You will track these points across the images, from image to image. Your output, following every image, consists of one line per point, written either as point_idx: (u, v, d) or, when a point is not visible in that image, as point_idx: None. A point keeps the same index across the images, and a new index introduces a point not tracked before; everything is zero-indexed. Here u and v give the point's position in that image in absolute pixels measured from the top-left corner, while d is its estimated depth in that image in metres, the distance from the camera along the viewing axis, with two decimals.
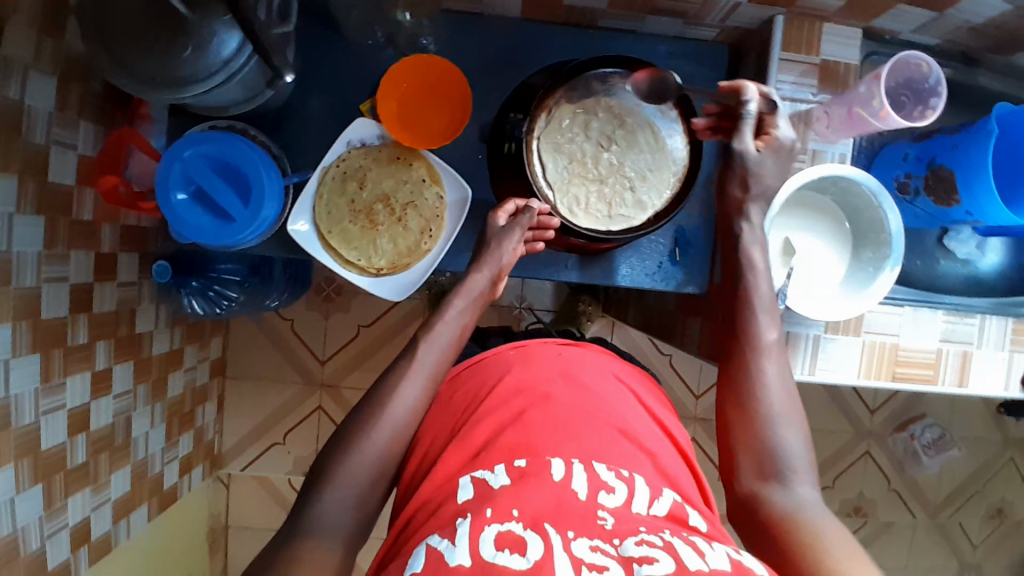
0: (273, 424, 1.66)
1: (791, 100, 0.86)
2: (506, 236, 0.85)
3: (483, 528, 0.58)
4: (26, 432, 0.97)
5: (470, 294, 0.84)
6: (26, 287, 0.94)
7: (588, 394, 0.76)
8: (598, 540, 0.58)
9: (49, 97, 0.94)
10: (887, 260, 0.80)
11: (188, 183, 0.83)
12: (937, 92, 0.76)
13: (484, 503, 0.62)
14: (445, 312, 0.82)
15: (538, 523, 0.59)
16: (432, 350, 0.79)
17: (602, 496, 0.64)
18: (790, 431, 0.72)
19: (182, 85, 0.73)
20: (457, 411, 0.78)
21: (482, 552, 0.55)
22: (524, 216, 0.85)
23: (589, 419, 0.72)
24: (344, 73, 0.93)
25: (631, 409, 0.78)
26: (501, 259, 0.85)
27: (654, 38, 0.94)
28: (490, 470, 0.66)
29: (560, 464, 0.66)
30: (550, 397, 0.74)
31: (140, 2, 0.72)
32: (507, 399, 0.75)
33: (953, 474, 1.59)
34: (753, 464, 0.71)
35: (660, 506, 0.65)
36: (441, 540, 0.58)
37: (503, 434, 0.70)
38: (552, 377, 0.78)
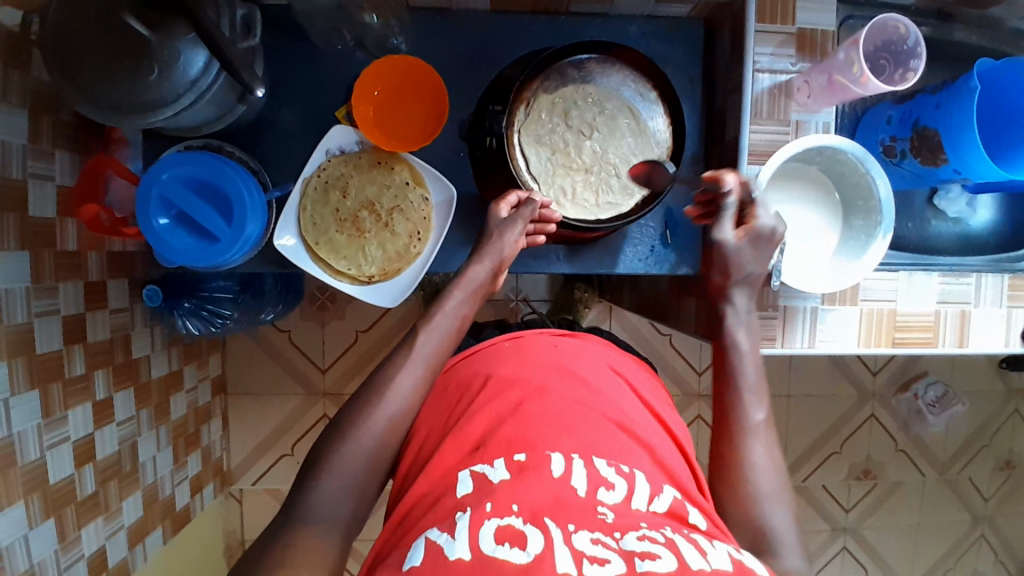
0: (280, 437, 1.66)
1: (770, 72, 0.84)
2: (508, 228, 0.84)
3: (484, 522, 0.58)
4: (34, 468, 0.97)
5: (470, 285, 0.82)
6: (18, 323, 0.94)
7: (585, 387, 0.76)
8: (598, 533, 0.58)
9: (20, 130, 0.93)
10: (879, 227, 0.79)
11: (169, 206, 0.82)
12: (916, 53, 0.75)
13: (483, 497, 0.62)
14: (445, 303, 0.81)
15: (538, 517, 0.59)
16: (431, 340, 0.78)
17: (602, 492, 0.63)
18: (779, 503, 0.69)
19: (150, 111, 0.73)
20: (453, 404, 0.77)
21: (481, 546, 0.55)
22: (527, 208, 0.84)
23: (586, 412, 0.72)
24: (316, 81, 0.92)
25: (629, 401, 0.78)
26: (502, 251, 0.84)
27: (626, 20, 0.93)
28: (490, 464, 0.66)
29: (559, 458, 0.66)
30: (547, 390, 0.74)
31: (98, 30, 0.70)
32: (504, 393, 0.74)
33: (960, 430, 1.60)
34: (744, 538, 0.68)
35: (661, 503, 0.65)
36: (440, 534, 0.59)
37: (501, 427, 0.70)
38: (548, 371, 0.77)
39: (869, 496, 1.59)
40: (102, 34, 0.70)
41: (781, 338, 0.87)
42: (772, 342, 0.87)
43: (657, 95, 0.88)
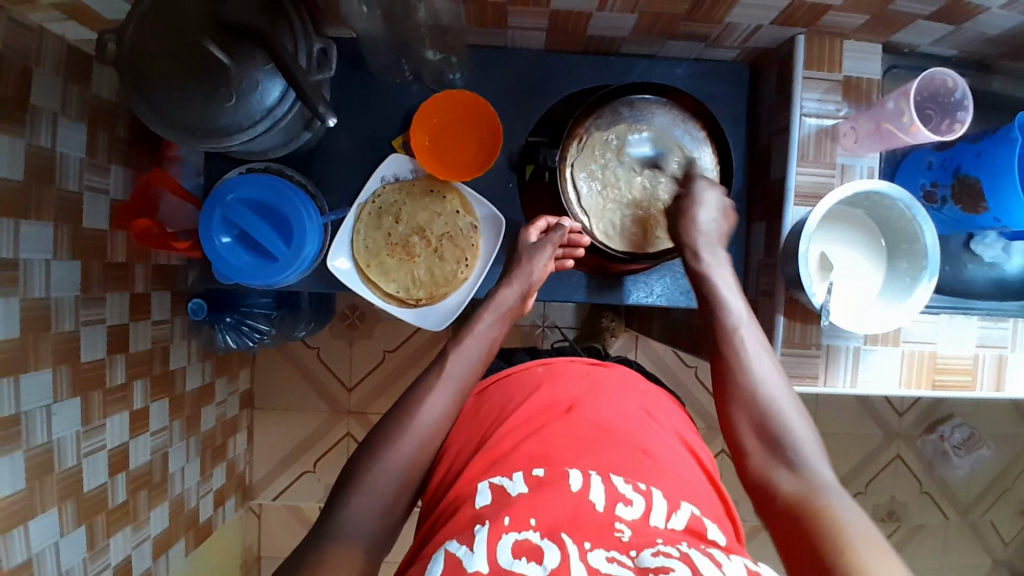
0: (303, 452, 1.67)
1: (817, 116, 0.86)
2: (538, 252, 0.88)
3: (501, 535, 0.59)
4: (71, 474, 0.99)
5: (499, 308, 0.87)
6: (65, 331, 0.96)
7: (607, 408, 0.78)
8: (614, 551, 0.59)
9: (79, 143, 0.97)
10: (923, 272, 0.80)
11: (232, 226, 0.85)
12: (964, 107, 0.77)
13: (502, 510, 0.63)
14: (474, 326, 0.85)
15: (556, 533, 0.60)
16: (460, 360, 0.82)
17: (620, 508, 0.63)
18: (791, 418, 0.74)
19: (226, 134, 0.76)
20: (486, 424, 0.79)
21: (499, 559, 0.57)
22: (555, 233, 0.88)
23: (608, 434, 0.73)
24: (374, 110, 0.95)
25: (653, 424, 0.79)
26: (530, 275, 0.88)
27: (673, 61, 0.96)
28: (509, 477, 0.67)
29: (578, 475, 0.67)
30: (571, 412, 0.76)
31: (176, 57, 0.73)
32: (531, 415, 0.76)
33: (985, 473, 1.59)
34: (762, 452, 0.72)
35: (679, 520, 0.65)
36: (459, 546, 0.60)
37: (522, 444, 0.72)
38: (578, 394, 0.79)
39: (892, 537, 1.57)
40: (182, 59, 0.74)
41: (822, 376, 0.88)
42: (814, 379, 0.88)
43: (705, 135, 0.91)
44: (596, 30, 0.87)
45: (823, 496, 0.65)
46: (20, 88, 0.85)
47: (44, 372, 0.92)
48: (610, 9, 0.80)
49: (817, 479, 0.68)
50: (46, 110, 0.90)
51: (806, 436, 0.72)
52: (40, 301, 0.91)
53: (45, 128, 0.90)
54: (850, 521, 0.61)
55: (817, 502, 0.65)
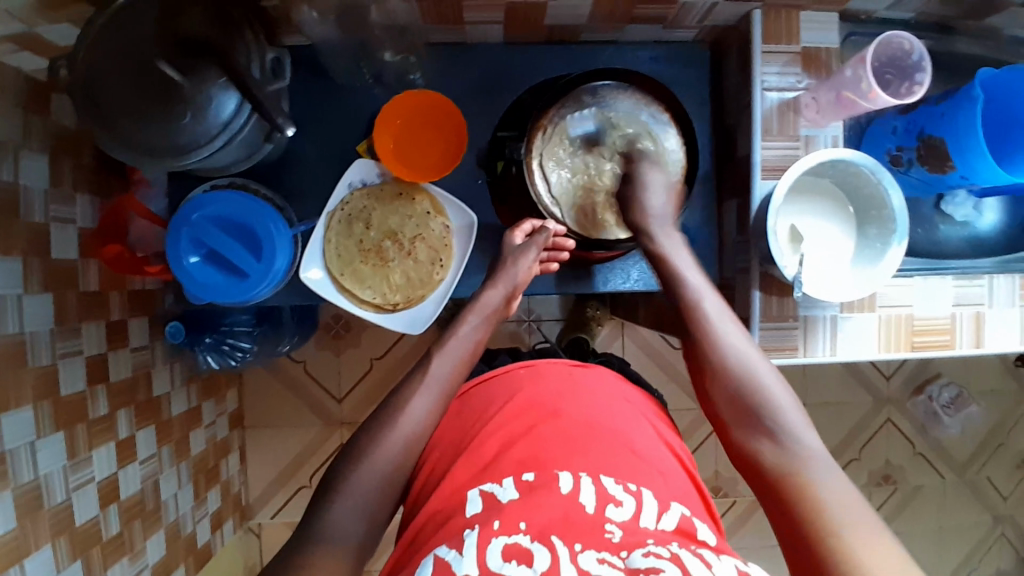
0: (298, 468, 1.66)
1: (778, 90, 0.86)
2: (524, 253, 0.88)
3: (491, 540, 0.60)
4: (61, 510, 0.97)
5: (484, 310, 0.86)
6: (42, 365, 0.94)
7: (593, 408, 0.78)
8: (604, 552, 0.59)
9: (43, 174, 0.95)
10: (894, 235, 0.81)
11: (199, 245, 0.84)
12: (922, 68, 0.78)
13: (493, 515, 0.64)
14: (459, 328, 0.85)
15: (545, 536, 0.60)
16: (444, 363, 0.81)
17: (611, 510, 0.64)
18: (764, 384, 0.74)
19: (184, 152, 0.74)
20: (468, 426, 0.79)
21: (488, 563, 0.58)
22: (540, 236, 0.88)
23: (596, 435, 0.73)
24: (336, 118, 0.94)
25: (637, 423, 0.79)
26: (515, 277, 0.88)
27: (634, 46, 0.96)
28: (499, 484, 0.68)
29: (568, 477, 0.67)
30: (559, 415, 0.76)
31: (129, 77, 0.72)
32: (517, 417, 0.76)
33: (975, 430, 1.60)
34: (742, 427, 0.73)
35: (669, 520, 0.65)
36: (450, 550, 0.61)
37: (512, 448, 0.71)
38: (562, 393, 0.79)
39: (890, 501, 1.59)
40: (132, 78, 0.72)
41: (803, 347, 0.88)
42: (794, 351, 0.88)
43: (669, 117, 0.91)
44: (554, 20, 0.87)
45: (803, 466, 0.67)
46: None
47: (26, 409, 0.91)
48: None
49: (799, 446, 0.69)
50: (6, 144, 0.89)
51: (783, 399, 0.73)
52: (15, 337, 0.89)
53: (7, 161, 0.89)
54: (828, 498, 0.63)
55: (797, 473, 0.67)
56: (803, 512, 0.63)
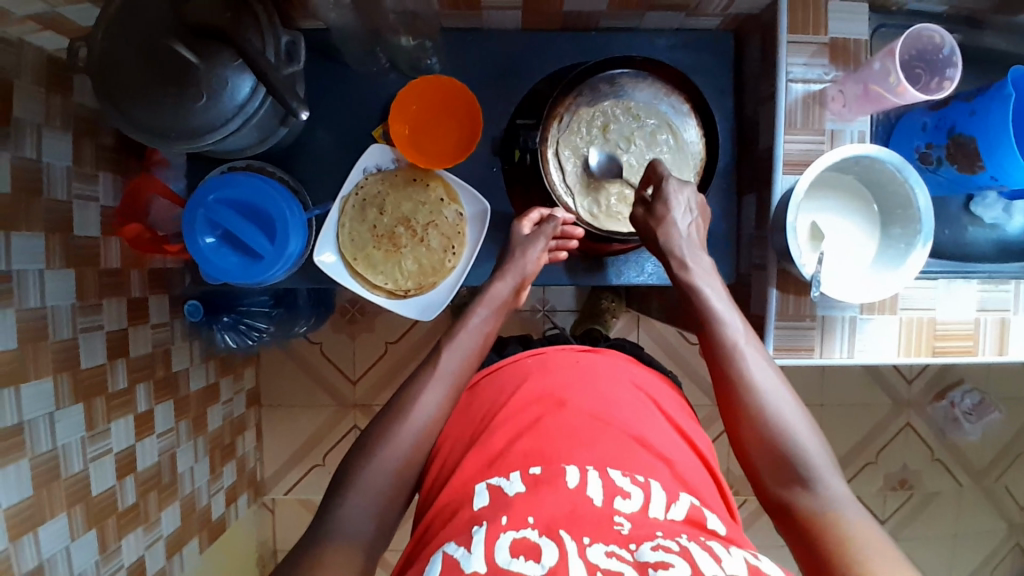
0: (312, 447, 1.68)
1: (803, 81, 0.83)
2: (530, 244, 0.87)
3: (499, 535, 0.58)
4: (78, 480, 1.00)
5: (494, 301, 0.86)
6: (64, 339, 0.96)
7: (601, 397, 0.77)
8: (614, 545, 0.58)
9: (65, 152, 0.97)
10: (919, 235, 0.78)
11: (215, 227, 0.85)
12: (953, 62, 0.75)
13: (500, 511, 0.62)
14: (469, 320, 0.84)
15: (553, 530, 0.59)
16: (453, 356, 0.81)
17: (619, 502, 0.63)
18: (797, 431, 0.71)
19: (197, 134, 0.75)
20: (480, 420, 0.78)
21: (497, 559, 0.56)
22: (549, 225, 0.87)
23: (602, 428, 0.72)
24: (352, 102, 0.94)
25: (649, 414, 0.78)
26: (524, 268, 0.87)
27: (654, 34, 0.94)
28: (506, 477, 0.67)
29: (575, 471, 0.66)
30: (565, 404, 0.75)
31: (142, 59, 0.73)
32: (524, 409, 0.76)
33: (996, 438, 1.56)
34: (771, 471, 0.70)
35: (678, 510, 0.65)
36: (458, 548, 0.59)
37: (517, 442, 0.71)
38: (570, 384, 0.79)
39: (905, 505, 1.56)
40: (149, 62, 0.73)
41: (819, 348, 0.86)
42: (810, 352, 0.86)
43: (689, 108, 0.89)
44: (572, 6, 0.85)
45: (842, 519, 0.64)
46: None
47: (46, 381, 0.93)
48: None
49: (831, 492, 0.67)
50: (28, 122, 0.90)
51: (816, 448, 0.70)
52: (36, 311, 0.91)
53: (29, 139, 0.90)
54: (863, 547, 0.60)
55: (837, 527, 0.63)
56: (844, 569, 0.60)
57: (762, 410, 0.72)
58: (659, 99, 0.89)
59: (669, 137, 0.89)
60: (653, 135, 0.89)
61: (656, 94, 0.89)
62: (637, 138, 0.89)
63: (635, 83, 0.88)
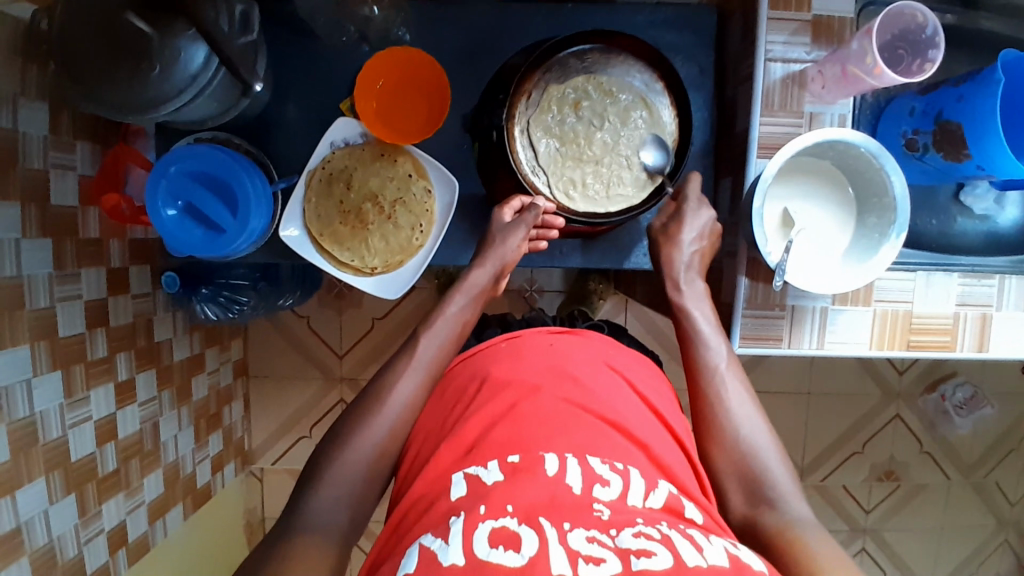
0: (299, 419, 1.69)
1: (783, 61, 0.80)
2: (512, 232, 0.85)
3: (477, 526, 0.57)
4: (56, 446, 1.01)
5: (471, 289, 0.84)
6: (40, 308, 0.97)
7: (576, 382, 0.75)
8: (594, 531, 0.57)
9: (42, 122, 0.96)
10: (893, 227, 0.75)
11: (176, 199, 0.83)
12: (935, 44, 0.71)
13: (478, 500, 0.61)
14: (446, 308, 0.83)
15: (533, 518, 0.58)
16: (431, 345, 0.80)
17: (597, 490, 0.62)
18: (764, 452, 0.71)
19: (152, 106, 0.73)
20: (453, 410, 0.76)
21: (476, 551, 0.54)
22: (530, 213, 0.84)
23: (578, 413, 0.71)
24: (322, 73, 0.92)
25: (623, 399, 0.76)
26: (505, 254, 0.85)
27: (634, 8, 0.90)
28: (484, 466, 0.65)
29: (554, 458, 0.65)
30: (541, 389, 0.73)
31: (93, 27, 0.71)
32: (497, 395, 0.74)
33: (988, 432, 1.53)
34: (740, 492, 0.70)
35: (657, 498, 0.64)
36: (435, 540, 0.58)
37: (494, 428, 0.69)
38: (544, 369, 0.76)
39: (891, 497, 1.54)
40: (99, 29, 0.71)
41: (788, 338, 0.84)
42: (778, 341, 0.84)
43: (663, 87, 0.86)
44: None
45: (800, 533, 0.63)
46: None
47: (23, 348, 0.94)
48: None
49: (793, 512, 0.66)
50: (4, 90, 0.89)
51: (782, 473, 0.70)
52: (13, 280, 0.91)
53: (4, 108, 0.89)
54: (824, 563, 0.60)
55: (796, 540, 0.62)
56: None
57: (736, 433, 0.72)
58: (631, 75, 0.86)
59: (642, 114, 0.86)
60: (626, 112, 0.86)
61: (628, 70, 0.86)
62: (609, 116, 0.86)
63: (605, 57, 0.85)
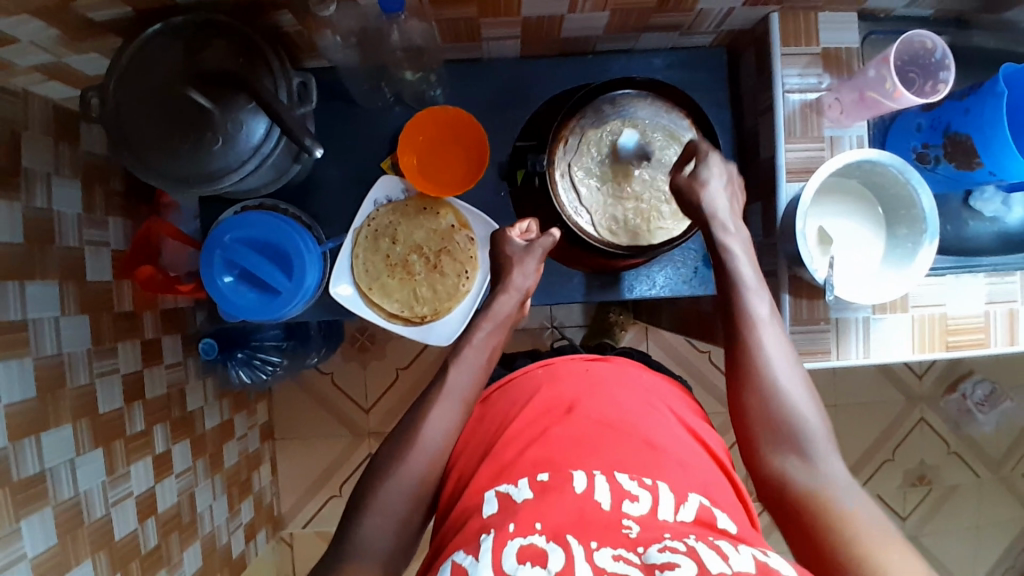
0: (329, 478, 1.68)
1: (800, 91, 0.86)
2: (527, 257, 0.87)
3: (506, 543, 0.58)
4: (101, 524, 0.99)
5: (498, 317, 0.85)
6: (81, 385, 0.97)
7: (611, 405, 0.76)
8: (621, 548, 0.57)
9: (76, 200, 0.98)
10: (925, 235, 0.80)
11: (232, 266, 0.86)
12: (945, 65, 0.78)
13: (507, 517, 0.62)
14: (473, 337, 0.83)
15: (561, 535, 0.59)
16: (461, 373, 0.81)
17: (626, 506, 0.63)
18: (802, 402, 0.71)
19: (215, 178, 0.76)
20: (493, 433, 0.78)
21: (504, 565, 0.56)
22: (543, 238, 0.87)
23: (613, 433, 0.71)
24: (359, 136, 0.97)
25: (662, 421, 0.76)
26: (525, 281, 0.87)
27: (649, 53, 0.96)
28: (515, 484, 0.67)
29: (582, 476, 0.66)
30: (574, 412, 0.75)
31: (159, 109, 0.75)
32: (535, 419, 0.76)
33: (1010, 427, 1.57)
34: (771, 439, 0.71)
35: (688, 511, 0.63)
36: (466, 556, 0.59)
37: (527, 449, 0.71)
38: (582, 392, 0.78)
39: (925, 501, 1.56)
40: (164, 109, 0.75)
41: (835, 350, 0.88)
42: (827, 355, 0.88)
43: (690, 123, 0.91)
44: (570, 31, 0.88)
45: (835, 497, 0.65)
46: (10, 152, 0.87)
47: (65, 428, 0.93)
48: (582, 10, 0.81)
49: (829, 472, 0.67)
50: (39, 171, 0.91)
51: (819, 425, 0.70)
52: (54, 358, 0.92)
53: (40, 189, 0.91)
54: (865, 533, 0.61)
55: (832, 509, 0.64)
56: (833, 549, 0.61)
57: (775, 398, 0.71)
58: (662, 115, 0.91)
59: (676, 150, 0.91)
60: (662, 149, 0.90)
61: (659, 110, 0.91)
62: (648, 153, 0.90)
63: (636, 99, 0.90)
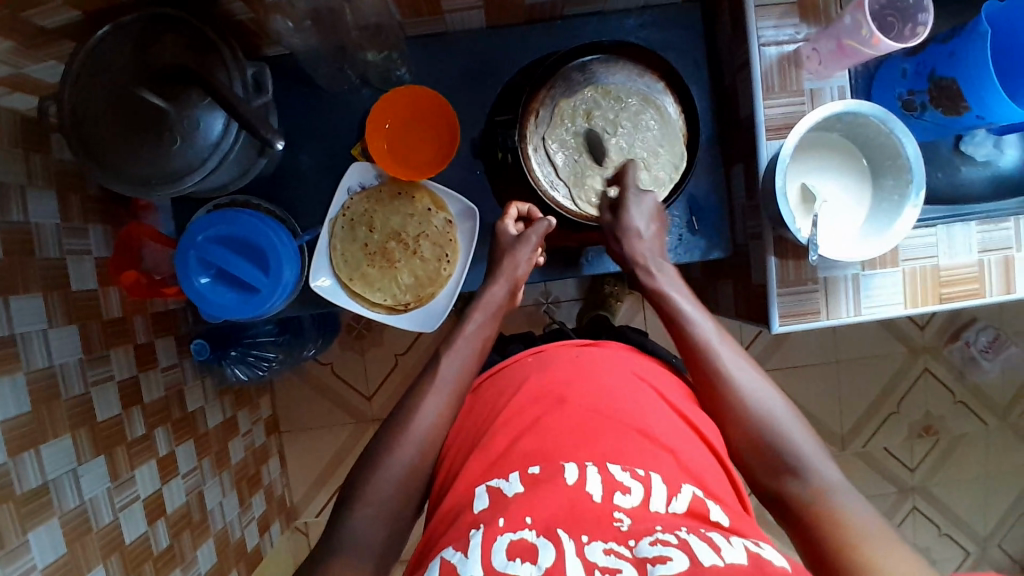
0: (337, 467, 1.69)
1: (776, 44, 0.82)
2: (520, 246, 0.87)
3: (496, 537, 0.58)
4: (111, 529, 1.00)
5: (488, 307, 0.85)
6: (76, 395, 0.96)
7: (604, 391, 0.74)
8: (612, 542, 0.57)
9: (52, 210, 0.97)
10: (910, 187, 0.77)
11: (208, 266, 0.84)
12: (924, 7, 0.75)
13: (498, 512, 0.61)
14: (464, 328, 0.84)
15: (551, 530, 0.58)
16: (454, 362, 0.80)
17: (618, 497, 0.62)
18: (777, 416, 0.73)
19: (177, 178, 0.74)
20: (482, 423, 0.76)
21: (494, 562, 0.55)
22: (538, 226, 0.87)
23: (606, 421, 0.70)
24: (329, 123, 0.94)
25: (656, 402, 0.74)
26: (515, 269, 0.87)
27: (620, 14, 0.93)
28: (505, 479, 0.66)
29: (573, 468, 0.64)
30: (566, 401, 0.72)
31: (113, 113, 0.72)
32: (526, 407, 0.74)
33: (1015, 372, 1.55)
34: (763, 466, 0.71)
35: (680, 503, 0.62)
36: (456, 552, 0.58)
37: (518, 442, 0.69)
38: (572, 378, 0.76)
39: (933, 451, 1.55)
40: (119, 112, 0.72)
41: (825, 310, 0.86)
42: (816, 315, 0.86)
43: (665, 86, 0.89)
44: None
45: (830, 503, 0.65)
46: None
47: (64, 439, 0.93)
48: None
49: (820, 478, 0.68)
50: (13, 184, 0.90)
51: (800, 437, 0.71)
52: (45, 370, 0.91)
53: (15, 202, 0.90)
54: (863, 534, 0.62)
55: (826, 512, 0.65)
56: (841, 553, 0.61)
57: (737, 399, 0.74)
58: (636, 79, 0.88)
59: (652, 113, 0.88)
60: (636, 114, 0.88)
61: (631, 75, 0.88)
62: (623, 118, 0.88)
63: (607, 64, 0.88)
